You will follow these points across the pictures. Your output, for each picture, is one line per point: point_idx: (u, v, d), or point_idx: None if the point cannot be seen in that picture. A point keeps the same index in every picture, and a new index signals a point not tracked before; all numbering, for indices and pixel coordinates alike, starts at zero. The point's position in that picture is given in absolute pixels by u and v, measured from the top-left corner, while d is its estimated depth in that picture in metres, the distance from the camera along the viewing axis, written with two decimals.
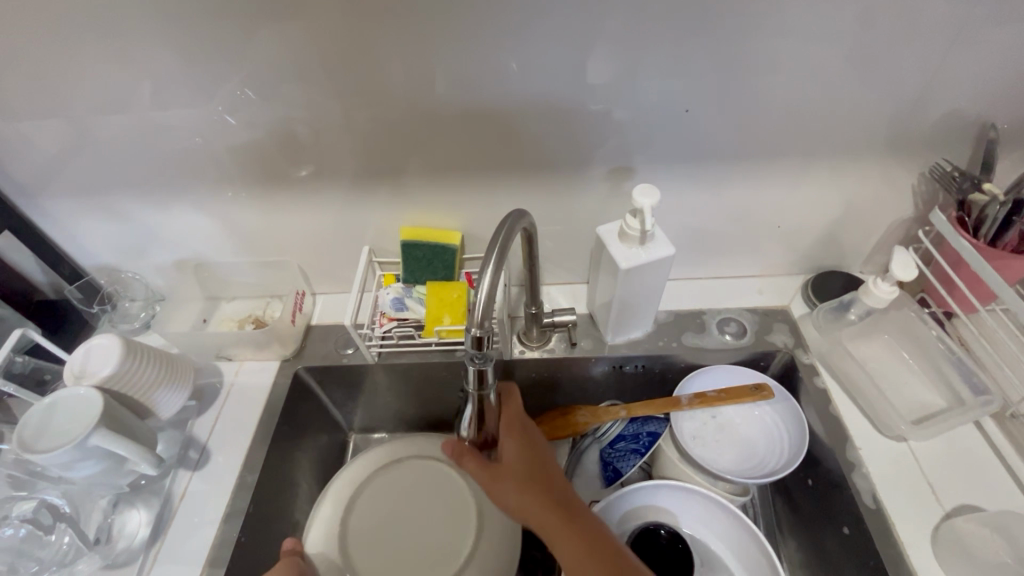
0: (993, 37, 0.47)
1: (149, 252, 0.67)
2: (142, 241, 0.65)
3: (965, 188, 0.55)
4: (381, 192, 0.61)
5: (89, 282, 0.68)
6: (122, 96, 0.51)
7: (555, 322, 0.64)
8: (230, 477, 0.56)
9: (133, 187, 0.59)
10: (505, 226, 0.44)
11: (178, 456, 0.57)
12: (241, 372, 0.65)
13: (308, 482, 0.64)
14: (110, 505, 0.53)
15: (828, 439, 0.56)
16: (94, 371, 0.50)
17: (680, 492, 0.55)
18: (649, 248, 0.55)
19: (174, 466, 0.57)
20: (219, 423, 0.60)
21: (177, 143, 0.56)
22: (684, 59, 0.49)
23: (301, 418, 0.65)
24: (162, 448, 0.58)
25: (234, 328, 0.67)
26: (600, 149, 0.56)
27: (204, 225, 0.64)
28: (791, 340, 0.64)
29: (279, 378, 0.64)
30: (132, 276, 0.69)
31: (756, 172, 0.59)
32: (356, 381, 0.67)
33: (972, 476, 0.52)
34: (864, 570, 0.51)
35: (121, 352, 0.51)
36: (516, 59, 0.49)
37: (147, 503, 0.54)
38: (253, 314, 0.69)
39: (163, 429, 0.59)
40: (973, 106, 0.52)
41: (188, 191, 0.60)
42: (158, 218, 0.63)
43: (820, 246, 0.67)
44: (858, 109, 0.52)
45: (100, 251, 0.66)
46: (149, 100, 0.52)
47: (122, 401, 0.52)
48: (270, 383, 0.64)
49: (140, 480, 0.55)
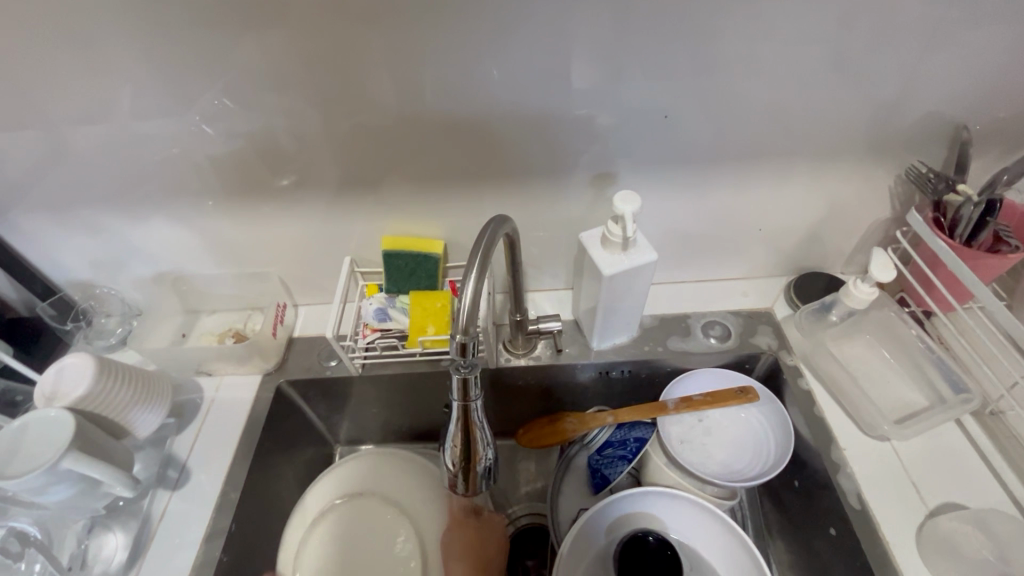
0: (974, 35, 0.46)
1: (125, 266, 0.65)
2: (117, 255, 0.64)
3: (940, 189, 0.54)
4: (358, 203, 0.60)
5: (63, 298, 0.67)
6: (92, 110, 0.50)
7: (540, 329, 0.62)
8: (211, 495, 0.55)
9: (105, 202, 0.58)
10: (488, 229, 0.42)
11: (157, 475, 0.56)
12: (222, 387, 0.64)
13: (291, 497, 0.63)
14: (85, 530, 0.52)
15: (813, 441, 0.55)
16: (66, 392, 0.49)
17: (668, 497, 0.54)
18: (632, 254, 0.53)
19: (153, 486, 0.56)
20: (199, 440, 0.59)
21: (149, 157, 0.54)
22: (667, 62, 0.48)
23: (284, 432, 0.64)
24: (140, 468, 0.57)
25: (213, 342, 0.66)
26: (579, 154, 0.55)
27: (180, 239, 0.63)
28: (774, 342, 0.63)
29: (259, 392, 0.63)
30: (107, 292, 0.68)
31: (741, 174, 0.57)
32: (339, 393, 0.66)
33: (955, 474, 0.51)
34: (853, 571, 0.49)
35: (95, 372, 0.50)
36: (497, 65, 0.48)
37: (125, 526, 0.53)
38: (233, 327, 0.68)
39: (142, 448, 0.58)
40: (952, 105, 0.51)
41: (161, 205, 0.59)
42: (132, 232, 0.62)
43: (805, 247, 0.66)
44: (842, 108, 0.51)
45: (73, 266, 0.65)
46: (119, 114, 0.50)
47: (95, 422, 0.50)
48: (251, 397, 0.63)
49: (118, 502, 0.54)
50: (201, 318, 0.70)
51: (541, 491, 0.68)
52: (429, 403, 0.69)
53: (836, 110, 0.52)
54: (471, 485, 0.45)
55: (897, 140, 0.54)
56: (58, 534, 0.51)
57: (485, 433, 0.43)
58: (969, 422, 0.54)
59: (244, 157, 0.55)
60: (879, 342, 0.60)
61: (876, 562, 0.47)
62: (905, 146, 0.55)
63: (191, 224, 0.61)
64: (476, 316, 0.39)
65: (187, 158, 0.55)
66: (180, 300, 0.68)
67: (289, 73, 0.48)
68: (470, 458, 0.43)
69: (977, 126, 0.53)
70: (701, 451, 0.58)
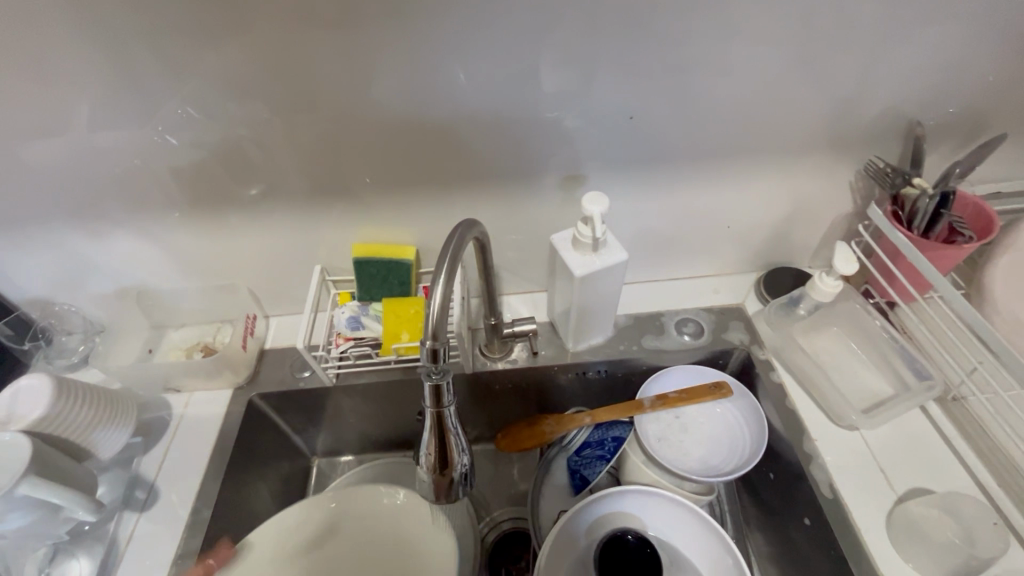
0: (925, 33, 0.48)
1: (85, 283, 0.63)
2: (76, 271, 0.62)
3: (897, 184, 0.56)
4: (326, 211, 0.59)
5: (19, 317, 0.65)
6: (45, 123, 0.48)
7: (516, 332, 0.62)
8: (181, 515, 0.54)
9: (62, 217, 0.56)
10: (456, 233, 0.42)
11: (123, 497, 0.54)
12: (192, 403, 0.62)
13: (266, 513, 0.62)
14: (47, 556, 0.50)
15: (786, 433, 0.56)
16: (23, 415, 0.47)
17: (645, 495, 0.54)
18: (603, 254, 0.54)
19: (119, 508, 0.54)
20: (168, 459, 0.58)
21: (107, 170, 0.53)
22: (630, 64, 0.48)
23: (257, 446, 0.62)
24: (104, 491, 0.55)
25: (181, 357, 0.64)
26: (548, 157, 0.55)
27: (143, 253, 0.61)
28: (746, 337, 0.64)
29: (231, 407, 0.62)
30: (67, 309, 0.65)
31: (707, 173, 0.58)
32: (313, 404, 0.65)
33: (921, 459, 0.52)
34: (827, 560, 0.50)
35: (54, 392, 0.48)
36: (463, 70, 0.48)
37: (90, 551, 0.51)
38: (202, 341, 0.66)
39: (107, 470, 0.56)
40: (906, 101, 0.53)
41: (122, 218, 0.57)
42: (92, 247, 0.60)
43: (773, 243, 0.67)
44: (802, 106, 0.52)
45: (30, 284, 0.62)
46: (74, 126, 0.49)
47: (55, 444, 0.49)
48: (222, 412, 0.61)
49: (81, 526, 0.52)
50: (168, 333, 0.68)
51: (522, 495, 0.68)
52: (406, 411, 0.68)
53: (795, 109, 0.53)
54: (448, 492, 0.45)
55: (856, 136, 0.56)
56: (17, 563, 0.50)
57: (459, 440, 0.43)
58: (933, 408, 0.56)
59: (207, 168, 0.54)
60: (845, 333, 0.61)
61: (848, 550, 0.48)
62: (863, 143, 0.57)
63: (153, 238, 0.60)
64: (446, 321, 0.38)
65: (147, 171, 0.53)
66: (144, 315, 0.67)
67: (250, 82, 0.47)
68: (446, 465, 0.43)
69: (930, 121, 0.55)
70: (677, 448, 0.58)
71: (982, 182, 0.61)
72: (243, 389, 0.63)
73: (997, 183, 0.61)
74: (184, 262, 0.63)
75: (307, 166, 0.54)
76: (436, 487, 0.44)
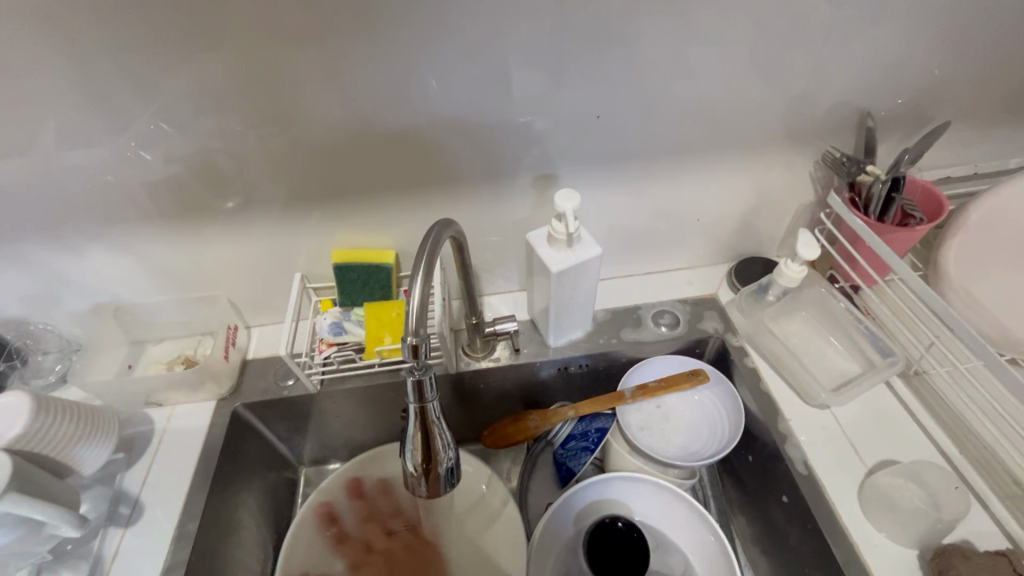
0: (871, 31, 0.51)
1: (61, 300, 0.63)
2: (52, 289, 0.61)
3: (853, 172, 0.58)
4: (306, 219, 0.60)
5: None
6: (19, 140, 0.48)
7: (497, 330, 0.63)
8: (168, 528, 0.53)
9: (37, 234, 0.56)
10: (432, 233, 0.43)
11: (108, 513, 0.54)
12: (174, 416, 0.62)
13: (254, 523, 0.62)
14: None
15: (761, 415, 0.58)
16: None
17: (629, 482, 0.55)
18: (577, 250, 0.55)
19: (102, 525, 0.53)
20: (152, 473, 0.57)
21: (83, 185, 0.53)
22: (597, 68, 0.50)
23: (242, 457, 0.62)
24: (87, 508, 0.54)
25: (162, 371, 0.64)
26: (521, 158, 0.57)
27: (120, 269, 0.61)
28: (720, 325, 0.66)
29: (214, 419, 0.61)
30: (44, 327, 0.65)
31: (675, 169, 0.61)
32: (298, 412, 0.65)
33: (888, 432, 0.55)
34: (805, 534, 0.52)
35: (32, 409, 0.48)
36: (435, 76, 0.49)
37: (74, 570, 0.51)
38: (183, 354, 0.66)
39: (89, 487, 0.55)
40: (857, 95, 0.56)
41: (98, 234, 0.57)
42: (68, 264, 0.59)
43: (741, 234, 0.70)
44: (760, 103, 0.55)
45: (5, 303, 0.62)
46: (48, 143, 0.49)
47: (34, 462, 0.48)
48: (206, 424, 0.61)
49: (65, 545, 0.51)
50: (148, 348, 0.68)
51: (511, 492, 0.69)
52: (393, 415, 0.68)
53: (755, 105, 0.55)
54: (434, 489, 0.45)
55: (813, 129, 0.59)
56: None
57: (443, 436, 0.43)
58: (898, 385, 0.58)
59: (183, 181, 0.54)
60: (813, 317, 0.64)
61: (823, 523, 0.50)
62: (820, 135, 0.59)
63: (130, 253, 0.60)
64: (426, 316, 0.39)
65: (122, 186, 0.54)
66: (123, 331, 0.66)
67: (224, 93, 0.48)
68: (431, 460, 0.43)
69: (880, 113, 0.58)
70: (659, 436, 0.60)
71: (932, 169, 0.65)
72: (227, 400, 0.63)
73: (945, 169, 0.65)
74: (160, 276, 0.62)
75: (284, 176, 0.55)
76: (421, 484, 0.44)
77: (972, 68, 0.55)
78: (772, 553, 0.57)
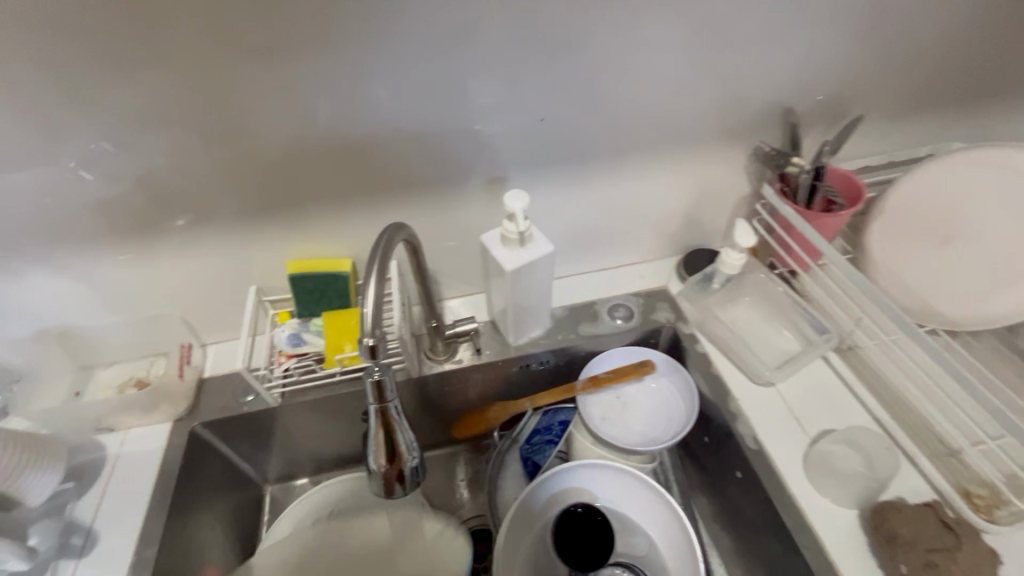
0: (787, 34, 0.55)
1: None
2: None
3: (783, 164, 0.64)
4: (260, 232, 0.60)
5: None
6: None
7: (458, 332, 0.64)
8: (125, 555, 0.52)
9: None
10: (384, 235, 0.44)
11: (59, 545, 0.52)
12: (128, 441, 0.60)
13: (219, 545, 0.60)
14: None
15: (714, 397, 0.61)
16: None
17: (594, 470, 0.57)
18: (530, 249, 0.57)
19: (54, 558, 0.52)
20: (106, 500, 0.55)
21: (21, 207, 0.51)
22: (539, 74, 0.53)
23: (203, 477, 0.61)
24: None
25: (112, 395, 0.61)
26: (472, 161, 0.59)
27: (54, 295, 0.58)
28: (672, 315, 0.69)
29: (171, 440, 0.60)
30: None
31: (621, 168, 0.64)
32: (260, 427, 0.64)
33: (828, 404, 0.59)
34: (759, 506, 0.55)
35: None
36: (383, 85, 0.50)
37: None
38: (135, 376, 0.64)
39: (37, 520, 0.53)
40: (781, 93, 0.61)
41: (40, 257, 0.55)
42: (6, 291, 0.57)
43: (688, 228, 0.73)
44: (694, 103, 0.59)
45: None
46: None
47: None
48: (163, 446, 0.59)
49: None
50: (96, 374, 0.65)
51: (480, 492, 0.70)
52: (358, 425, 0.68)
53: (689, 104, 0.59)
54: (399, 488, 0.46)
55: (744, 126, 0.63)
56: None
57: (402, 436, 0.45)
58: (835, 360, 0.63)
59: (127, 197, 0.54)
60: (756, 302, 0.68)
61: (772, 493, 0.53)
62: (751, 131, 0.64)
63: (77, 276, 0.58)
64: (382, 317, 0.40)
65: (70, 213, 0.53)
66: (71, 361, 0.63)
67: (168, 108, 0.48)
68: (395, 460, 0.44)
69: (803, 109, 0.63)
70: (618, 423, 0.62)
71: (853, 158, 0.70)
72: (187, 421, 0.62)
73: (865, 159, 0.70)
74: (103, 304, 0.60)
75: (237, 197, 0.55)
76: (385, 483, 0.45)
77: (879, 65, 0.61)
78: (733, 529, 0.60)
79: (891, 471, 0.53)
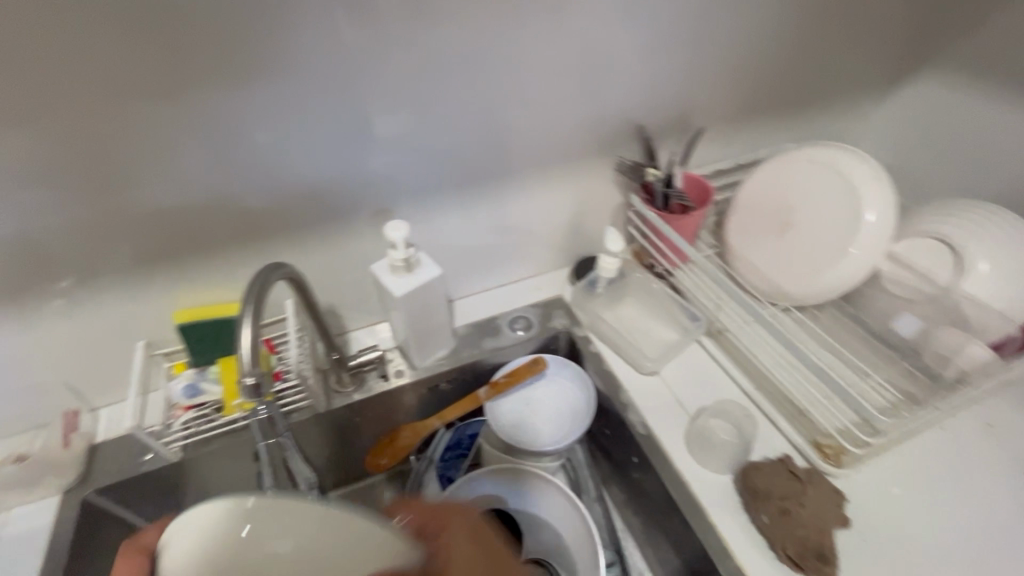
0: (626, 58, 0.62)
1: None
2: None
3: (644, 175, 0.70)
4: (148, 286, 0.59)
5: None
6: None
7: (361, 362, 0.67)
8: None
9: None
10: (262, 276, 0.46)
11: None
12: (10, 519, 0.58)
13: None
14: None
15: (607, 390, 0.67)
16: None
17: (492, 476, 0.62)
18: (417, 273, 0.60)
19: None
20: None
21: None
22: (404, 103, 0.55)
23: (96, 546, 0.59)
24: None
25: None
26: (355, 196, 0.61)
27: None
28: (567, 320, 0.74)
29: (61, 514, 0.58)
30: None
31: (504, 188, 0.68)
32: (164, 487, 0.62)
33: (701, 381, 0.66)
34: (648, 479, 0.61)
35: None
36: (254, 129, 0.52)
37: None
38: (15, 452, 0.61)
39: None
40: (634, 108, 0.67)
41: None
42: None
43: (575, 238, 0.79)
44: (557, 121, 0.64)
45: None
46: None
47: None
48: (49, 521, 0.57)
49: None
50: None
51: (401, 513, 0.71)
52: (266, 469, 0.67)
53: (552, 127, 0.65)
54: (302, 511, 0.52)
55: (605, 139, 0.69)
56: None
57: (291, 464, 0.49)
58: (709, 343, 0.70)
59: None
60: (643, 300, 0.75)
61: (660, 469, 0.59)
62: (614, 144, 0.70)
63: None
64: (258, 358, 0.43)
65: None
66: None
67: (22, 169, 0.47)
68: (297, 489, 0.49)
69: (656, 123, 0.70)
70: (518, 434, 0.66)
71: (706, 163, 0.80)
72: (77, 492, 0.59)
73: (717, 161, 0.79)
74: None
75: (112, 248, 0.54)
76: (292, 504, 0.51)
77: (715, 78, 0.69)
78: (641, 511, 0.65)
79: (757, 438, 0.60)
